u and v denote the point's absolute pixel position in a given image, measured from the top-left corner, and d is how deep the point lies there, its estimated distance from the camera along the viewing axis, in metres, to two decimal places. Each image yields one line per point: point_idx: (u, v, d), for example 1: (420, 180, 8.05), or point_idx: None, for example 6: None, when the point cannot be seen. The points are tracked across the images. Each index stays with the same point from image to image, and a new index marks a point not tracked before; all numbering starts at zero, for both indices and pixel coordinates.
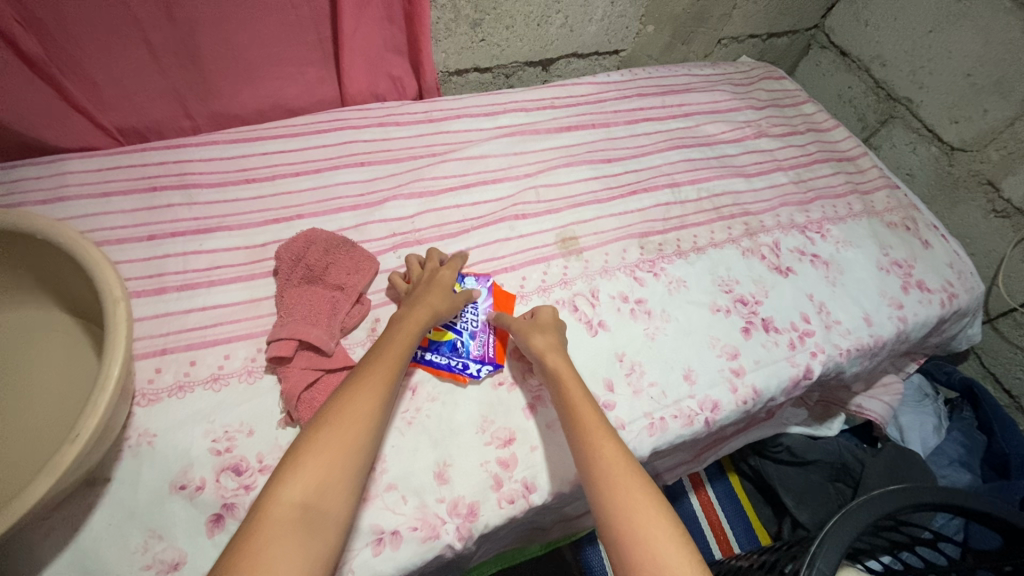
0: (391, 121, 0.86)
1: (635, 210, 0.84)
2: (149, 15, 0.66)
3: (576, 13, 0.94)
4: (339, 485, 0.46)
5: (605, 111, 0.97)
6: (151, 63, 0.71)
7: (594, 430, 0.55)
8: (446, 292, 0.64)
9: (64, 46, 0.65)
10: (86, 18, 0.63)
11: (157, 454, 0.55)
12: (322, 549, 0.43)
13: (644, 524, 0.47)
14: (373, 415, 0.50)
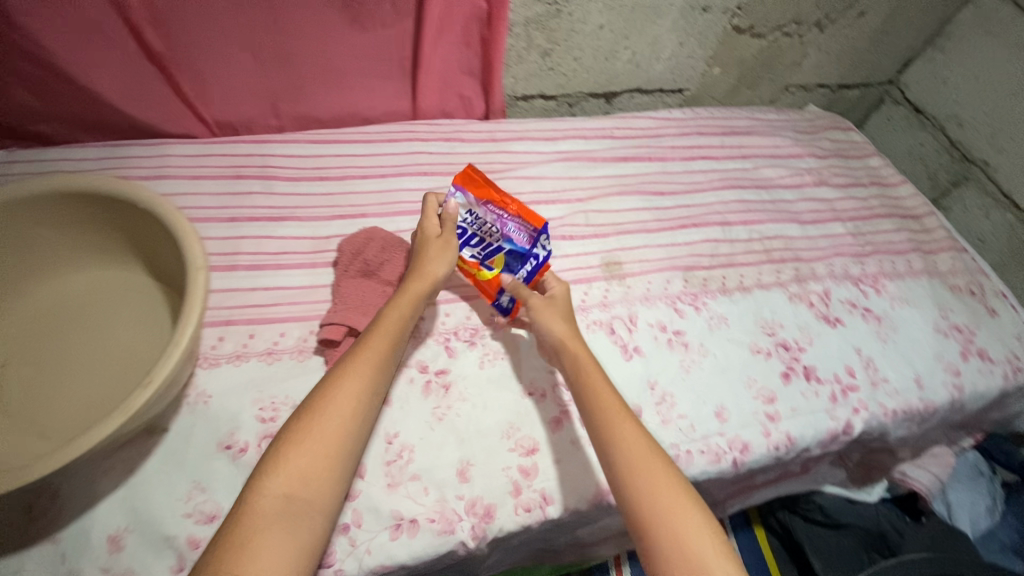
0: (457, 137, 0.91)
1: (682, 243, 0.85)
2: (257, 26, 0.75)
3: (644, 51, 0.97)
4: (325, 474, 0.48)
5: (662, 146, 0.99)
6: (252, 65, 0.79)
7: (610, 416, 0.54)
8: (442, 256, 0.64)
9: (183, 46, 0.74)
10: (205, 25, 0.72)
11: (210, 414, 0.60)
12: (310, 535, 0.45)
13: (672, 507, 0.48)
14: (360, 401, 0.51)
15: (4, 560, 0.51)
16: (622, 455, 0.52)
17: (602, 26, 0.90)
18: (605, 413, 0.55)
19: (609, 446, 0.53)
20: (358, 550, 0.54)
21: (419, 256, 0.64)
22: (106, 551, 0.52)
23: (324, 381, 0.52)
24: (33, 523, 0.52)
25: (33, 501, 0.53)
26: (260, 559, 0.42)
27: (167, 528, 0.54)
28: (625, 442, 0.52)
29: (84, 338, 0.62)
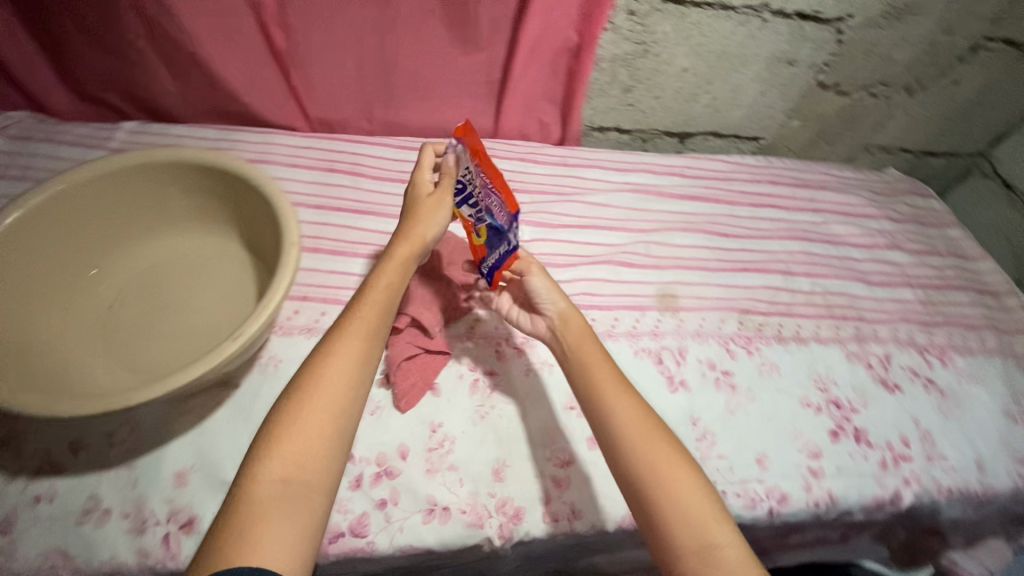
0: (532, 159, 0.94)
1: (741, 285, 0.85)
2: (368, 40, 0.83)
3: (724, 96, 0.99)
4: (322, 453, 0.46)
5: (731, 189, 0.99)
6: (358, 72, 0.88)
7: (606, 389, 0.54)
8: (433, 214, 0.60)
9: (302, 50, 0.82)
10: (324, 33, 0.81)
11: (279, 377, 0.65)
12: (310, 515, 0.44)
13: (675, 478, 0.50)
14: (353, 374, 0.50)
15: (88, 474, 0.57)
16: (622, 430, 0.52)
17: (686, 69, 0.93)
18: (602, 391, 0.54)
19: (610, 424, 0.53)
20: (391, 527, 0.57)
21: (408, 215, 0.60)
22: (171, 484, 0.57)
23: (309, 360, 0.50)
24: (115, 447, 0.59)
25: (118, 429, 0.59)
26: (262, 543, 0.41)
27: (226, 473, 0.58)
28: (621, 421, 0.52)
29: (184, 295, 0.69)
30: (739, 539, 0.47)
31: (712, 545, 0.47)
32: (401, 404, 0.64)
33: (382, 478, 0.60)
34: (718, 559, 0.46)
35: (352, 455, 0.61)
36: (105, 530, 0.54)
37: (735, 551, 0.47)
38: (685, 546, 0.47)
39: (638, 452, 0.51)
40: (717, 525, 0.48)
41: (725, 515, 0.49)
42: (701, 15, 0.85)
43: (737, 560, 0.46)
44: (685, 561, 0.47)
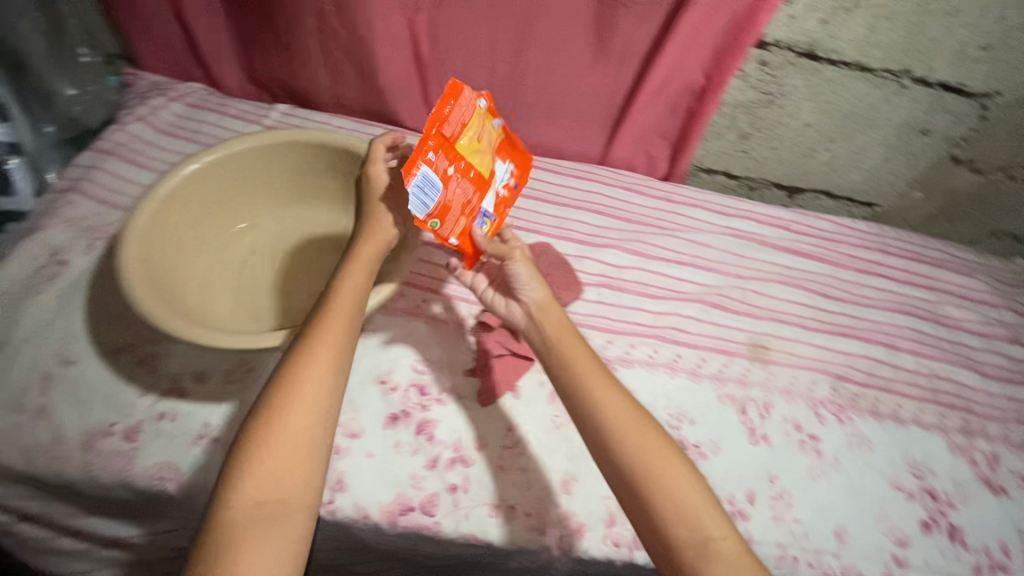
0: (636, 190, 0.95)
1: (839, 350, 0.82)
2: (503, 56, 0.90)
3: (845, 156, 0.97)
4: (299, 469, 0.48)
5: (838, 251, 0.96)
6: (487, 85, 0.94)
7: (595, 382, 0.53)
8: (388, 215, 0.64)
9: (442, 58, 0.90)
10: (464, 46, 0.89)
11: (377, 350, 0.69)
12: (292, 531, 0.46)
13: (670, 473, 0.49)
14: (323, 384, 0.51)
15: (203, 405, 0.62)
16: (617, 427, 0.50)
17: (810, 124, 0.92)
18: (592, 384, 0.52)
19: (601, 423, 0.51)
20: (459, 513, 0.59)
21: (365, 219, 0.64)
22: None
23: (279, 381, 0.50)
24: (229, 384, 0.63)
25: (234, 369, 0.64)
26: (248, 559, 0.43)
27: None
28: (610, 415, 0.51)
29: (308, 261, 0.75)
30: (732, 531, 0.48)
31: (709, 537, 0.47)
32: (484, 398, 0.66)
33: (456, 464, 0.62)
34: (714, 550, 0.47)
35: (432, 437, 0.64)
36: (210, 456, 0.59)
37: (730, 543, 0.47)
38: (681, 540, 0.47)
39: (632, 451, 0.50)
40: (712, 519, 0.48)
41: (718, 508, 0.50)
42: (836, 73, 0.85)
43: (730, 549, 0.47)
44: (680, 555, 0.47)
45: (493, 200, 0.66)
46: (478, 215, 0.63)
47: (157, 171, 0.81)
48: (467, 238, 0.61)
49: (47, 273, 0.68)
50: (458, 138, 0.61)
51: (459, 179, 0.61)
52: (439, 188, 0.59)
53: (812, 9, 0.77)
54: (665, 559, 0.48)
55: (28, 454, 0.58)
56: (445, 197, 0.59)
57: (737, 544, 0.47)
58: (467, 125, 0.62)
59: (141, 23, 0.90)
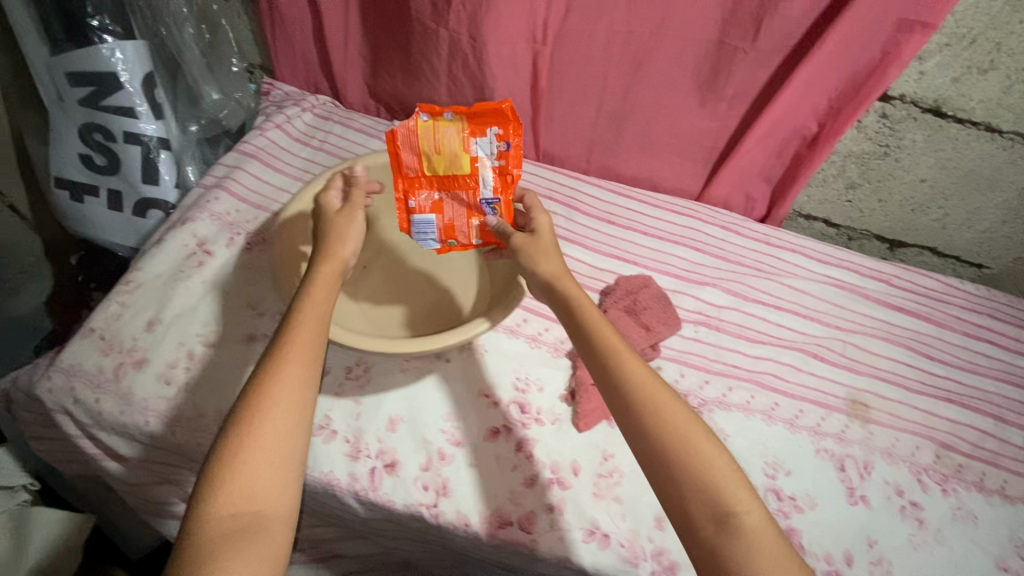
0: (734, 230, 0.94)
1: (944, 417, 0.79)
2: (614, 91, 0.93)
3: (958, 215, 0.94)
4: (273, 479, 0.50)
5: (944, 311, 0.92)
6: (593, 118, 0.98)
7: (622, 356, 0.56)
8: (351, 237, 0.63)
9: (556, 88, 0.94)
10: (578, 78, 0.92)
11: (482, 364, 0.71)
12: (271, 541, 0.48)
13: (696, 446, 0.53)
14: (292, 395, 0.52)
15: (324, 398, 0.66)
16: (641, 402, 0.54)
17: (924, 179, 0.90)
18: (618, 359, 0.56)
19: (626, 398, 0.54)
20: (556, 534, 0.61)
21: (325, 242, 0.63)
22: (385, 427, 0.65)
23: (252, 398, 0.51)
24: (348, 382, 0.68)
25: (352, 367, 0.69)
26: (231, 563, 0.45)
27: (426, 434, 0.65)
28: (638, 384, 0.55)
29: (419, 278, 0.79)
30: (756, 506, 0.51)
31: (732, 511, 0.50)
32: (581, 424, 0.67)
33: (553, 485, 0.64)
34: (737, 522, 0.50)
35: (531, 455, 0.65)
36: (328, 448, 0.63)
37: (754, 516, 0.50)
38: (705, 512, 0.50)
39: (657, 427, 0.53)
40: (737, 493, 0.51)
41: (743, 482, 0.52)
42: (960, 132, 0.82)
43: (754, 521, 0.50)
44: (704, 527, 0.50)
45: (492, 178, 0.69)
46: (482, 205, 0.69)
47: (289, 175, 0.88)
48: (483, 234, 0.70)
49: (194, 261, 0.75)
50: (422, 167, 0.69)
51: (449, 194, 0.70)
52: (434, 218, 0.70)
53: (945, 66, 0.76)
54: (690, 531, 0.50)
55: (173, 425, 0.64)
56: (449, 219, 0.70)
57: (762, 517, 0.50)
58: (422, 151, 0.68)
59: (284, 39, 0.99)
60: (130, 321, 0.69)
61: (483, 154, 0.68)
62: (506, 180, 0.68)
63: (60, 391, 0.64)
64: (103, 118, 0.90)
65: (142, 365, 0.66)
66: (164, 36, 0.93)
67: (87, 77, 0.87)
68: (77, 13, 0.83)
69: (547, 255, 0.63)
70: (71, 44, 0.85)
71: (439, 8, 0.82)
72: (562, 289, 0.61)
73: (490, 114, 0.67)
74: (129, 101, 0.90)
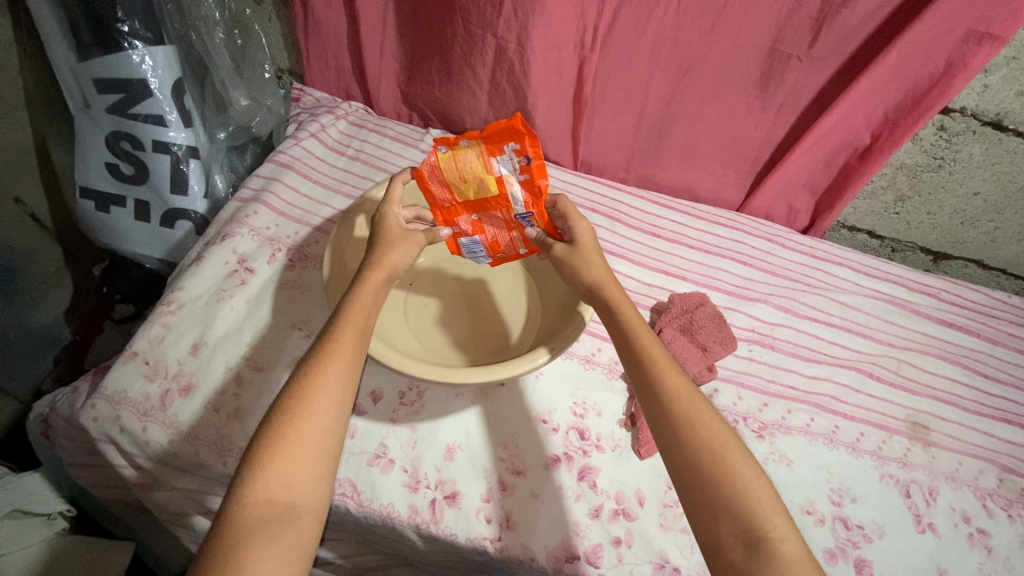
0: (781, 242, 0.92)
1: (1003, 438, 0.77)
2: (657, 100, 0.89)
3: (1009, 228, 0.92)
4: (310, 471, 0.43)
5: (997, 327, 0.89)
6: (634, 125, 0.93)
7: (657, 359, 0.53)
8: (405, 243, 0.58)
9: (598, 97, 0.90)
10: (621, 87, 0.88)
11: (537, 387, 0.69)
12: (300, 537, 0.41)
13: (729, 462, 0.47)
14: (343, 381, 0.47)
15: (378, 425, 0.64)
16: (676, 408, 0.49)
17: (977, 193, 0.88)
18: (653, 362, 0.53)
19: (657, 402, 0.51)
20: (625, 568, 0.59)
21: (377, 245, 0.57)
22: (442, 456, 0.63)
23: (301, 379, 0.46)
24: (402, 408, 0.66)
25: (406, 392, 0.67)
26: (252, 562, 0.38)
27: (486, 464, 0.63)
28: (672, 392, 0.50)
29: (466, 298, 0.76)
30: (796, 537, 0.44)
31: (767, 537, 0.43)
32: (642, 451, 0.65)
33: (618, 516, 0.62)
34: (770, 550, 0.43)
35: (595, 484, 0.63)
36: (386, 478, 0.61)
37: (793, 547, 0.43)
38: (733, 535, 0.44)
39: (690, 434, 0.48)
40: (773, 519, 0.44)
41: (781, 508, 0.46)
42: (1020, 145, 0.80)
43: (793, 552, 0.43)
44: (732, 550, 0.44)
45: (520, 194, 0.62)
46: (519, 220, 0.64)
47: (328, 187, 0.86)
48: (529, 244, 0.66)
49: (236, 279, 0.72)
50: (453, 195, 0.64)
51: (485, 215, 0.65)
52: (479, 238, 0.67)
53: (1010, 80, 0.74)
54: (717, 555, 0.44)
55: (224, 455, 0.61)
56: (493, 236, 0.67)
57: (802, 550, 0.43)
58: (448, 183, 0.63)
59: (317, 43, 0.96)
60: (174, 344, 0.66)
61: (506, 171, 0.61)
62: (534, 194, 0.61)
63: (105, 419, 0.62)
64: (132, 127, 0.86)
65: (190, 392, 0.64)
66: (194, 41, 0.89)
67: (116, 84, 0.83)
68: (107, 18, 0.80)
69: (587, 260, 0.60)
70: (100, 49, 0.82)
71: (489, 14, 0.79)
72: (603, 294, 0.58)
73: (505, 130, 0.59)
74: (159, 109, 0.86)
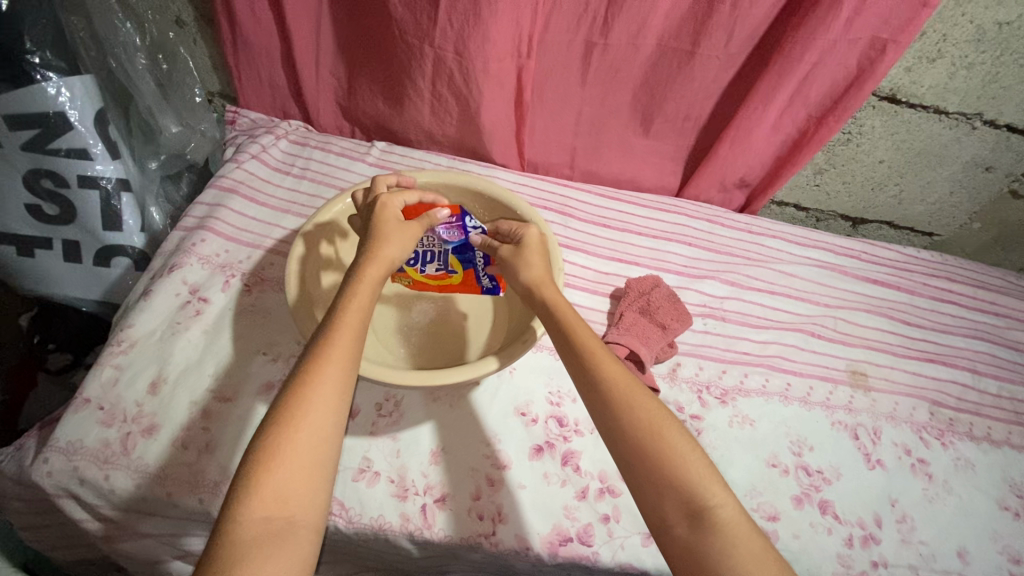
0: (719, 221, 0.98)
1: (929, 375, 0.86)
2: (594, 99, 0.92)
3: (912, 190, 1.03)
4: (306, 486, 0.42)
5: (913, 279, 0.99)
6: (574, 124, 0.97)
7: (593, 349, 0.54)
8: (401, 239, 0.57)
9: (538, 99, 0.93)
10: (558, 88, 0.91)
11: (512, 381, 0.71)
12: (299, 552, 0.40)
13: (666, 436, 0.49)
14: (343, 388, 0.46)
15: (359, 439, 0.64)
16: (612, 393, 0.51)
17: (882, 160, 0.98)
18: (588, 353, 0.54)
19: (595, 392, 0.52)
20: (615, 542, 0.61)
21: (372, 241, 0.56)
22: (428, 462, 0.63)
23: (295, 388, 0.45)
24: (380, 420, 0.65)
25: (383, 403, 0.67)
26: None
27: (471, 463, 0.64)
28: (607, 380, 0.52)
29: (427, 308, 0.76)
30: (733, 501, 0.47)
31: (707, 506, 0.46)
32: None
33: (604, 494, 0.64)
34: (711, 518, 0.45)
35: (578, 467, 0.66)
36: (373, 491, 0.61)
37: (731, 512, 0.46)
38: (676, 509, 0.46)
39: (631, 415, 0.50)
40: (712, 488, 0.47)
41: (718, 477, 0.48)
42: (913, 115, 0.90)
43: (731, 517, 0.46)
44: (677, 524, 0.46)
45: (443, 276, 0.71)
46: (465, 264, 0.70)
47: (276, 208, 0.84)
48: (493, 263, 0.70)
49: (190, 310, 0.70)
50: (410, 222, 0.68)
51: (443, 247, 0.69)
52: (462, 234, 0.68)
53: (899, 58, 0.82)
54: (663, 531, 0.46)
55: (200, 493, 0.58)
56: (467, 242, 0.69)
57: (739, 513, 0.46)
58: None
59: (248, 64, 0.94)
60: (130, 385, 0.63)
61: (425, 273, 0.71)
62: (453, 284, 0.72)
63: (62, 473, 0.58)
64: (55, 163, 0.80)
65: (153, 432, 0.61)
66: (114, 68, 0.87)
67: (29, 119, 0.76)
68: (15, 50, 0.73)
69: (530, 261, 0.62)
70: (8, 83, 0.74)
71: (425, 25, 0.80)
72: (543, 292, 0.60)
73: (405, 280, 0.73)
74: (83, 142, 0.80)
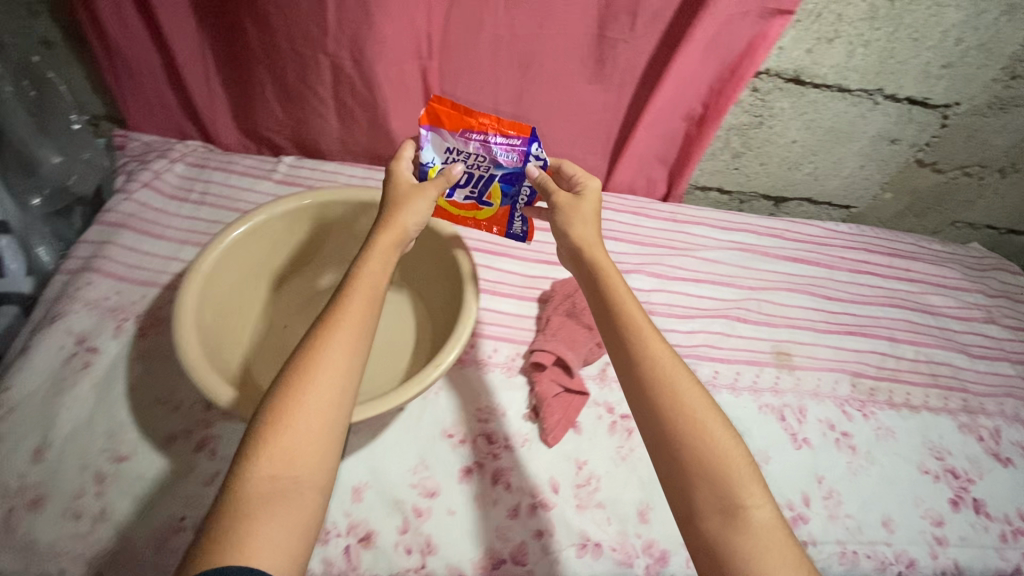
0: (643, 213, 0.98)
1: (850, 348, 0.89)
2: (507, 99, 0.90)
3: (825, 166, 1.05)
4: (314, 449, 0.41)
5: (831, 254, 1.02)
6: None
7: (637, 325, 0.51)
8: (414, 203, 0.58)
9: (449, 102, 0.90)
10: (471, 92, 0.88)
11: (437, 402, 0.69)
12: (302, 511, 0.39)
13: (710, 431, 0.46)
14: (354, 354, 0.46)
15: None
16: (650, 367, 0.49)
17: (795, 140, 1.00)
18: (634, 327, 0.51)
19: (634, 366, 0.50)
20: (548, 558, 0.60)
21: (390, 206, 0.57)
22: (350, 499, 0.61)
23: (309, 351, 0.45)
24: None
25: None
26: (254, 543, 0.37)
27: (397, 493, 0.62)
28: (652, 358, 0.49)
29: None
30: (770, 505, 0.44)
31: (743, 505, 0.43)
32: (549, 438, 0.67)
33: (536, 509, 0.63)
34: (746, 519, 0.43)
35: (509, 484, 0.64)
36: None
37: (767, 516, 0.43)
38: (709, 503, 0.44)
39: (671, 394, 0.48)
40: (751, 489, 0.44)
41: (759, 479, 0.45)
42: (818, 95, 0.92)
43: (766, 522, 0.43)
44: (709, 518, 0.43)
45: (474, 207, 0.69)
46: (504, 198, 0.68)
47: (173, 239, 0.78)
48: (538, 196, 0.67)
49: (77, 362, 0.65)
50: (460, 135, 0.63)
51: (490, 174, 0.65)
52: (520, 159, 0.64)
53: (799, 40, 0.83)
54: (691, 521, 0.44)
55: (96, 565, 0.54)
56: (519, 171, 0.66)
57: (775, 519, 0.43)
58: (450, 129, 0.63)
59: (132, 83, 0.86)
60: (11, 455, 0.58)
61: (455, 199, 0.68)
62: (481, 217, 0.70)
63: None
64: None
65: (39, 505, 0.56)
66: None
67: None
68: None
69: (585, 220, 0.59)
70: None
71: (316, 33, 0.75)
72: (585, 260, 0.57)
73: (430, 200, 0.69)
74: None
